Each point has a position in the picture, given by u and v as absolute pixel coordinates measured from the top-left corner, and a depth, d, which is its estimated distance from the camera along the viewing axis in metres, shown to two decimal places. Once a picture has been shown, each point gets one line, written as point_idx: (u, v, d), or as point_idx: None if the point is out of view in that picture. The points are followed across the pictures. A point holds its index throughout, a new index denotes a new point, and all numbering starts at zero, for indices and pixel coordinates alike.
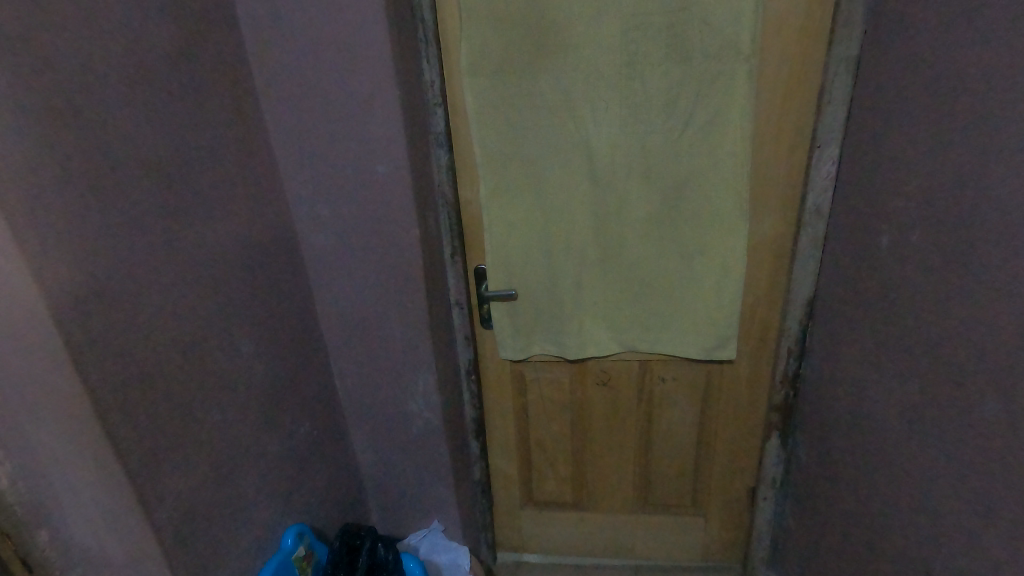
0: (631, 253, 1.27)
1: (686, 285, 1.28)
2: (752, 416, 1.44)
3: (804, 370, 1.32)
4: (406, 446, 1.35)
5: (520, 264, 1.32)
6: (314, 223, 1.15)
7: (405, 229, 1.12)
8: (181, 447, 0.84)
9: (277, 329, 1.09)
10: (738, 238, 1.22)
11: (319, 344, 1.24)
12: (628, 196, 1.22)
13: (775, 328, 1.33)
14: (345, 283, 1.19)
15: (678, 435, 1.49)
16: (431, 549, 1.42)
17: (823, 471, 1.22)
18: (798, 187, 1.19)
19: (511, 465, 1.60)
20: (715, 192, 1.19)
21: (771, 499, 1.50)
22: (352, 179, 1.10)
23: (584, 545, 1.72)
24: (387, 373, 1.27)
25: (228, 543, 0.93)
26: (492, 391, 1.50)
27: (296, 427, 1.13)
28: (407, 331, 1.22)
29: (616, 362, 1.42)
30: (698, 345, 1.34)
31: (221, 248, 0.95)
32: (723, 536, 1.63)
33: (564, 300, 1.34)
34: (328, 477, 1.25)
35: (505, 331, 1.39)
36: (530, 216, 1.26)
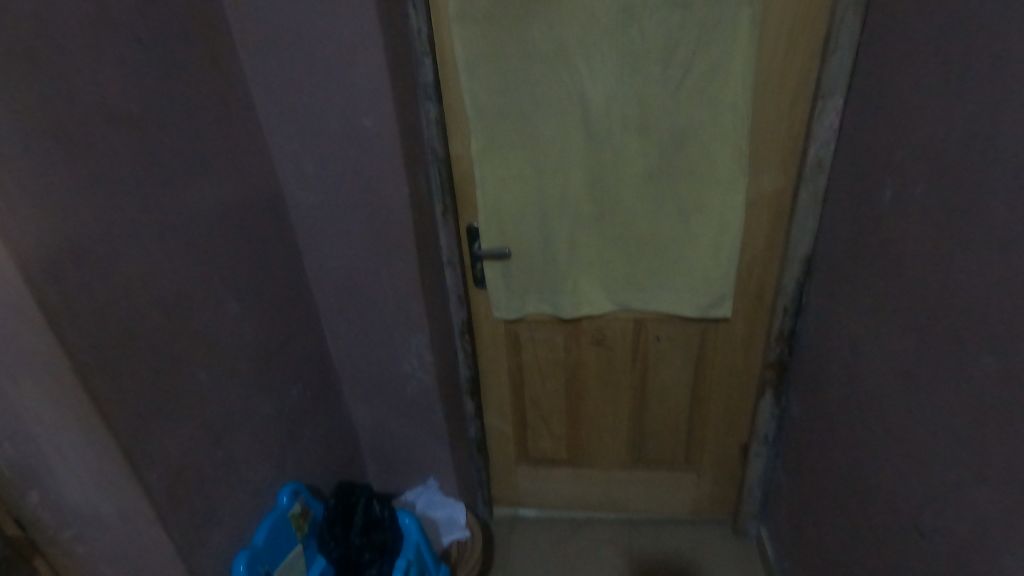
0: (627, 210, 1.24)
1: (682, 243, 1.26)
2: (746, 374, 1.44)
3: (800, 328, 1.31)
4: (400, 405, 1.36)
5: (513, 223, 1.29)
6: (300, 181, 1.12)
7: (394, 187, 1.09)
8: (168, 408, 0.83)
9: (266, 289, 1.07)
10: (737, 194, 1.19)
11: (310, 305, 1.23)
12: (624, 151, 1.18)
13: (772, 286, 1.31)
14: (334, 243, 1.17)
15: (672, 394, 1.50)
16: (428, 505, 1.45)
17: (816, 428, 1.23)
18: (800, 140, 1.15)
19: (506, 423, 1.62)
20: (713, 146, 1.15)
21: (764, 456, 1.52)
22: (338, 134, 1.06)
23: (579, 501, 1.76)
24: (379, 334, 1.26)
25: (223, 501, 0.95)
26: (486, 350, 1.50)
27: (289, 386, 1.13)
28: (399, 291, 1.20)
29: (611, 321, 1.41)
30: (694, 303, 1.32)
31: (203, 205, 0.92)
32: (715, 491, 1.66)
33: (558, 259, 1.32)
34: (323, 435, 1.26)
35: (499, 291, 1.38)
36: (523, 172, 1.23)
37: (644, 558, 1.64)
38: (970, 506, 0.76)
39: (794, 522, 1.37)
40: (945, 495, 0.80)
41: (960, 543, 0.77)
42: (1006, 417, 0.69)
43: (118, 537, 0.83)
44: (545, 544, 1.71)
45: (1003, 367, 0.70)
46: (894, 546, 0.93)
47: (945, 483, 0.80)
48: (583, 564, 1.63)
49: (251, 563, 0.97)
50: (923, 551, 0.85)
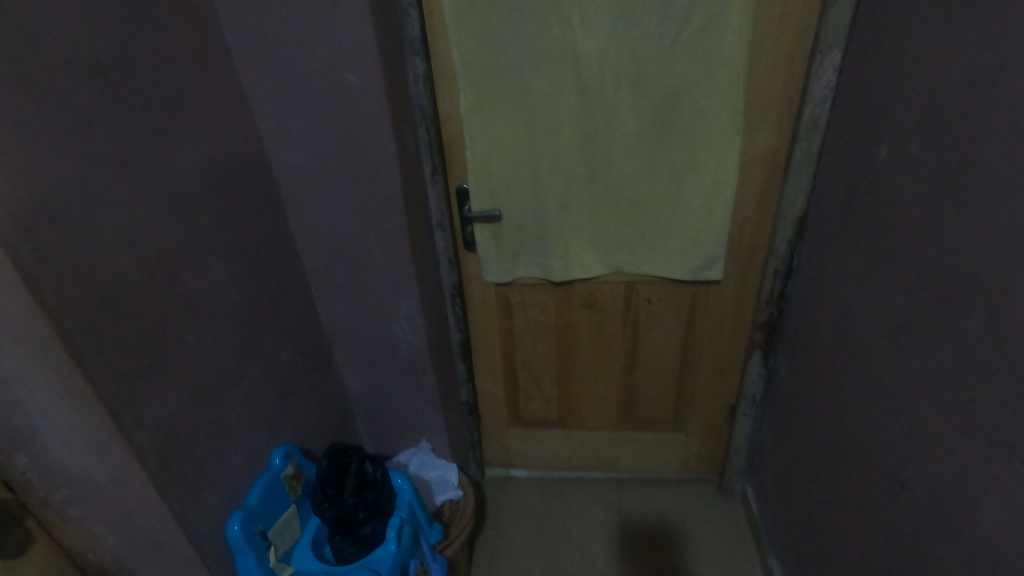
0: (619, 171, 1.22)
1: (674, 205, 1.24)
2: (735, 336, 1.45)
3: (790, 290, 1.32)
4: (391, 368, 1.36)
5: (503, 184, 1.27)
6: (283, 140, 1.08)
7: (381, 145, 1.06)
8: (155, 371, 0.82)
9: (251, 252, 1.05)
10: (731, 154, 1.17)
11: (297, 267, 1.21)
12: (617, 109, 1.15)
13: (764, 248, 1.31)
14: (321, 204, 1.15)
15: (662, 356, 1.51)
16: (421, 467, 1.45)
17: (804, 387, 1.25)
18: (795, 98, 1.13)
19: (497, 386, 1.63)
20: (708, 104, 1.12)
21: (751, 416, 1.54)
22: (322, 90, 1.02)
23: (569, 462, 1.79)
24: (369, 297, 1.25)
25: (214, 463, 0.95)
26: (477, 314, 1.50)
27: (278, 349, 1.12)
28: (388, 253, 1.18)
29: (602, 284, 1.41)
30: (685, 266, 1.32)
31: (183, 162, 0.89)
32: (702, 451, 1.70)
33: (549, 221, 1.30)
34: (314, 398, 1.26)
35: (490, 254, 1.37)
36: (513, 131, 1.20)
37: (633, 515, 1.68)
38: (953, 459, 0.77)
39: (779, 479, 1.41)
40: (928, 450, 0.82)
41: (941, 494, 0.79)
42: (994, 372, 0.70)
43: (110, 498, 0.83)
44: (535, 503, 1.75)
45: (993, 323, 0.70)
46: (876, 499, 0.96)
47: (929, 438, 0.82)
48: (573, 522, 1.67)
49: (244, 522, 0.97)
50: (904, 503, 0.87)
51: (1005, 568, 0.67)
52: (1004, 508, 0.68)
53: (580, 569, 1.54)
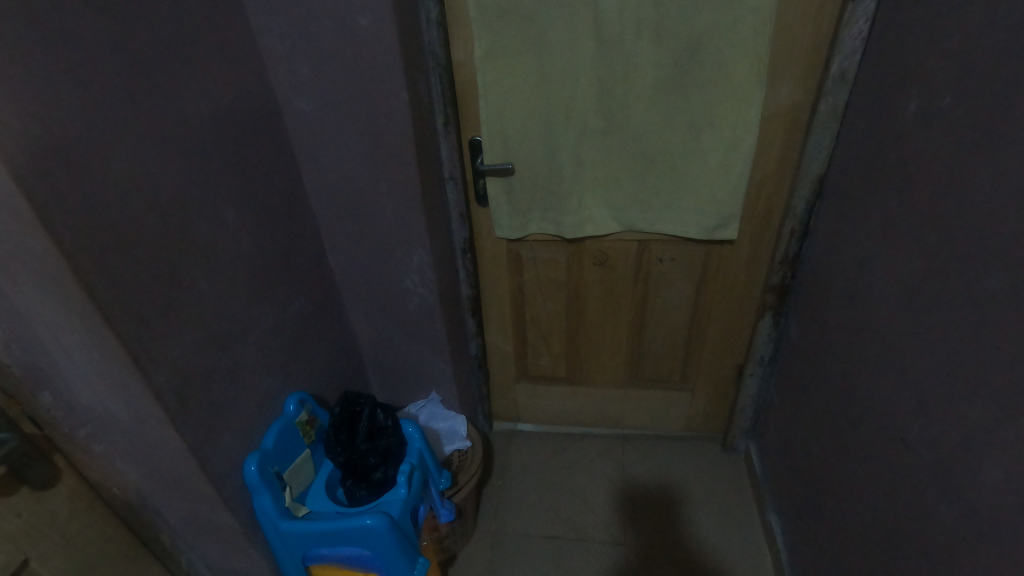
0: (636, 124, 1.19)
1: (691, 161, 1.22)
2: (746, 297, 1.44)
3: (805, 251, 1.29)
4: (402, 321, 1.38)
5: (517, 137, 1.25)
6: (294, 86, 1.06)
7: (393, 94, 1.04)
8: (172, 314, 0.84)
9: (263, 200, 1.05)
10: (752, 109, 1.13)
11: (309, 218, 1.21)
12: (636, 58, 1.11)
13: (781, 207, 1.28)
14: (333, 154, 1.14)
15: (671, 315, 1.51)
16: (431, 417, 1.48)
17: (815, 348, 1.25)
18: (823, 49, 1.08)
19: (507, 342, 1.65)
20: (731, 56, 1.08)
21: (758, 376, 1.54)
22: (333, 33, 0.99)
23: (576, 418, 1.82)
24: (381, 249, 1.26)
25: (231, 407, 0.97)
26: (488, 270, 1.50)
27: (291, 299, 1.14)
28: (399, 205, 1.18)
29: (614, 242, 1.40)
30: (699, 225, 1.30)
31: (195, 106, 0.88)
32: (708, 410, 1.72)
33: (563, 176, 1.28)
34: (327, 348, 1.28)
35: (502, 209, 1.36)
36: (528, 82, 1.17)
37: (636, 469, 1.72)
38: (959, 420, 0.78)
39: (784, 437, 1.43)
40: (935, 412, 0.83)
41: (944, 453, 0.80)
42: (1008, 333, 0.69)
43: (133, 435, 0.86)
44: (541, 455, 1.79)
45: (1012, 283, 0.69)
46: (879, 458, 0.97)
47: (937, 399, 0.82)
48: (578, 475, 1.72)
49: (261, 463, 1.00)
50: (907, 462, 0.89)
51: (1005, 524, 0.69)
52: (1007, 467, 0.69)
53: (584, 519, 1.59)
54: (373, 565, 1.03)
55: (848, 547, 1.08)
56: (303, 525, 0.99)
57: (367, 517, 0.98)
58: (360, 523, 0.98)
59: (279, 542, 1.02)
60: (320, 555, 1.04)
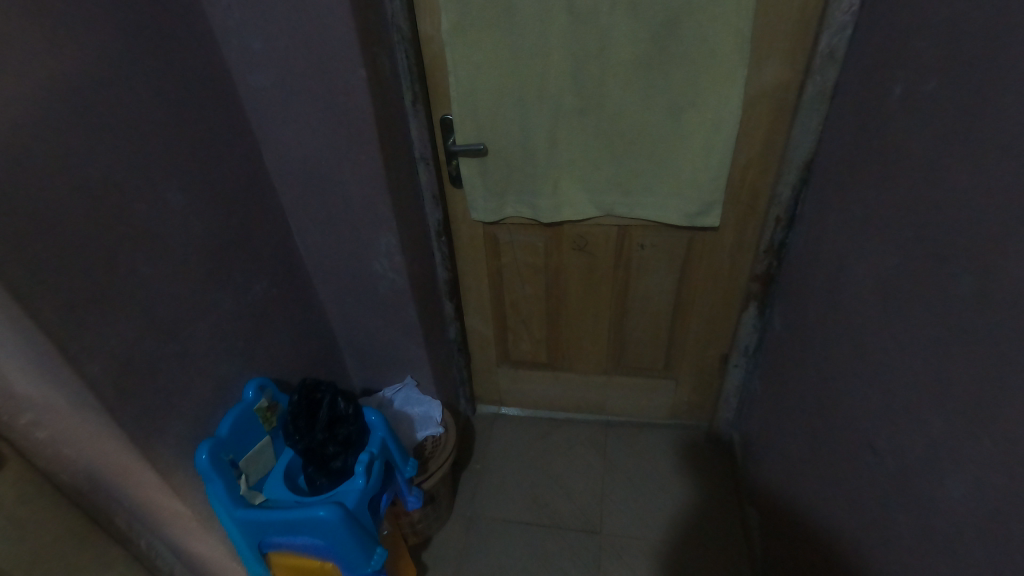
0: (612, 103, 1.13)
1: (670, 144, 1.16)
2: (731, 287, 1.38)
3: (791, 239, 1.23)
4: (374, 305, 1.35)
5: (489, 116, 1.19)
6: (249, 62, 1.01)
7: (351, 70, 0.99)
8: (109, 302, 0.81)
9: (218, 182, 1.02)
10: (736, 89, 1.06)
11: (273, 200, 1.18)
12: (611, 34, 1.05)
13: (766, 194, 1.20)
14: (293, 133, 1.09)
15: (654, 301, 1.46)
16: (405, 402, 1.46)
17: (797, 342, 1.22)
18: (813, 24, 0.99)
19: (487, 327, 1.62)
20: (712, 31, 1.01)
21: (742, 366, 1.49)
22: (283, 5, 0.94)
23: (559, 403, 1.79)
24: (348, 232, 1.22)
25: (180, 394, 0.95)
26: (466, 254, 1.46)
27: (251, 284, 1.12)
28: (364, 187, 1.14)
29: (593, 227, 1.35)
30: (679, 211, 1.24)
31: (137, 84, 0.84)
32: (692, 399, 1.67)
33: (537, 158, 1.23)
34: (294, 333, 1.27)
35: (476, 190, 1.31)
36: (498, 57, 1.11)
37: (618, 457, 1.70)
38: (924, 429, 0.75)
39: (767, 430, 1.39)
40: (906, 420, 0.79)
41: (915, 462, 0.76)
42: (985, 341, 0.64)
43: (76, 421, 0.85)
44: (523, 440, 1.77)
45: (987, 288, 0.64)
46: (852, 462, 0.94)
47: (905, 406, 0.79)
48: (559, 461, 1.70)
49: (214, 451, 0.98)
50: (885, 469, 0.85)
51: (967, 542, 0.65)
52: (970, 484, 0.65)
53: (561, 506, 1.58)
54: (329, 555, 1.02)
55: (823, 547, 1.06)
56: (257, 514, 0.98)
57: (320, 509, 0.97)
58: (313, 514, 0.97)
59: (234, 529, 1.01)
60: (276, 543, 1.03)
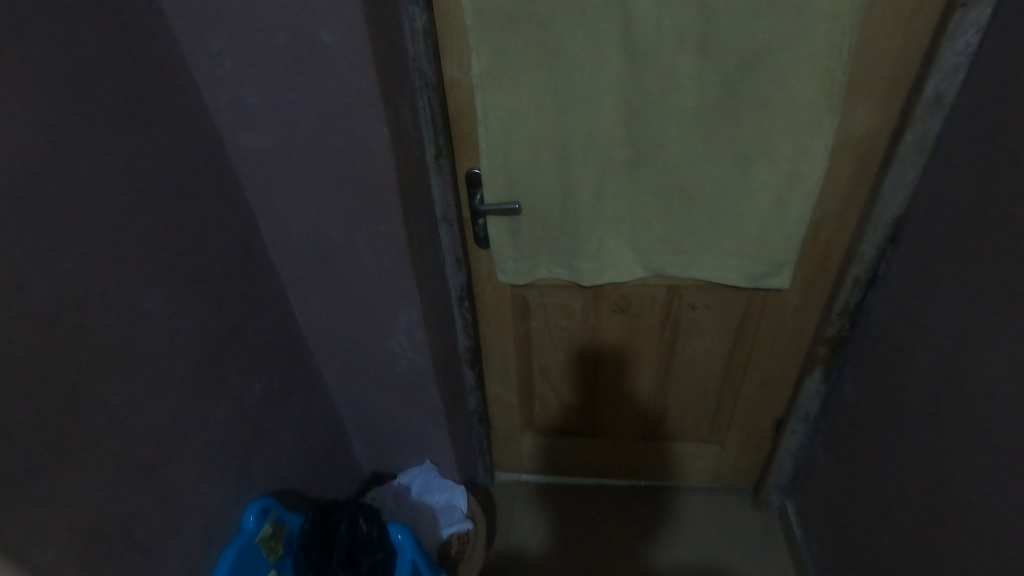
0: (671, 155, 0.97)
1: (736, 199, 1.00)
2: (792, 348, 1.24)
3: (869, 301, 1.08)
4: (388, 386, 1.16)
5: (525, 170, 1.02)
6: (240, 118, 0.82)
7: (370, 129, 0.81)
8: (61, 452, 0.63)
9: (202, 268, 0.83)
10: (820, 139, 0.92)
11: (269, 276, 0.98)
12: (675, 78, 0.89)
13: (842, 251, 1.06)
14: (296, 201, 0.90)
15: (702, 363, 1.31)
16: (425, 489, 1.28)
17: (880, 419, 1.06)
18: (913, 65, 0.85)
19: (510, 393, 1.43)
20: (797, 74, 0.86)
21: (801, 432, 1.33)
22: (287, 52, 0.75)
23: (589, 469, 1.61)
24: (361, 308, 1.04)
25: (158, 540, 0.77)
26: (490, 318, 1.28)
27: (242, 383, 0.93)
28: (382, 259, 0.96)
29: (638, 287, 1.19)
30: (741, 271, 1.09)
31: (89, 162, 0.66)
32: (738, 463, 1.51)
33: (580, 216, 1.06)
34: (293, 429, 1.07)
35: (505, 251, 1.14)
36: (538, 103, 0.94)
37: (658, 530, 1.53)
38: None
39: (836, 508, 1.23)
40: None
41: None
42: None
43: None
44: (551, 513, 1.58)
45: None
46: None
47: None
48: (592, 538, 1.51)
49: None
50: None
51: None
52: None
53: None
54: None
55: None
56: None
57: None
58: None
59: None
60: None
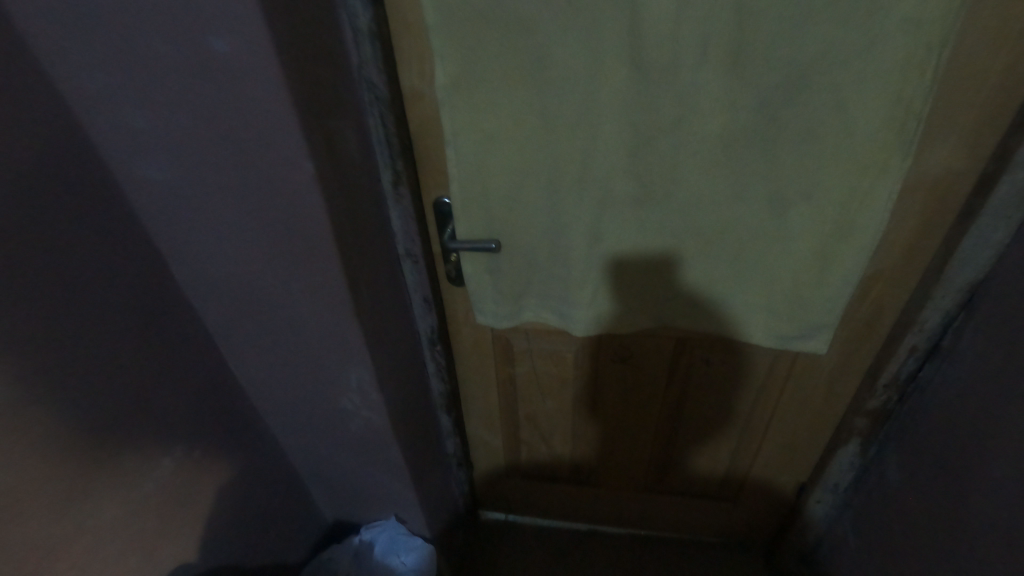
0: (687, 193, 0.77)
1: (767, 248, 0.80)
2: (824, 413, 1.04)
3: (925, 375, 0.88)
4: (343, 442, 1.00)
5: (505, 204, 0.83)
6: (128, 144, 0.64)
7: (289, 165, 0.63)
8: None
9: (82, 337, 0.66)
10: (884, 184, 0.70)
11: (190, 325, 0.82)
12: (696, 101, 0.68)
13: (897, 313, 0.85)
14: (212, 245, 0.72)
15: (715, 420, 1.12)
16: (389, 548, 1.12)
17: (926, 518, 0.87)
18: (1019, 93, 0.64)
19: (495, 436, 1.26)
20: (857, 100, 0.65)
21: (827, 503, 1.15)
22: (172, 63, 0.56)
23: (583, 515, 1.44)
24: (303, 363, 0.87)
25: None
26: (469, 360, 1.11)
27: (142, 465, 0.77)
28: (321, 313, 0.78)
29: (643, 337, 1.00)
30: (768, 331, 0.89)
31: None
32: (752, 523, 1.33)
33: (572, 258, 0.87)
34: (222, 495, 0.92)
35: (484, 291, 0.95)
36: (521, 125, 0.74)
37: None
38: None
39: None
40: None
41: None
42: None
43: None
44: (537, 561, 1.42)
45: None
46: None
47: None
48: None
49: None
50: None
51: None
52: None
53: None
54: None
55: None
56: None
57: None
58: None
59: None
60: None
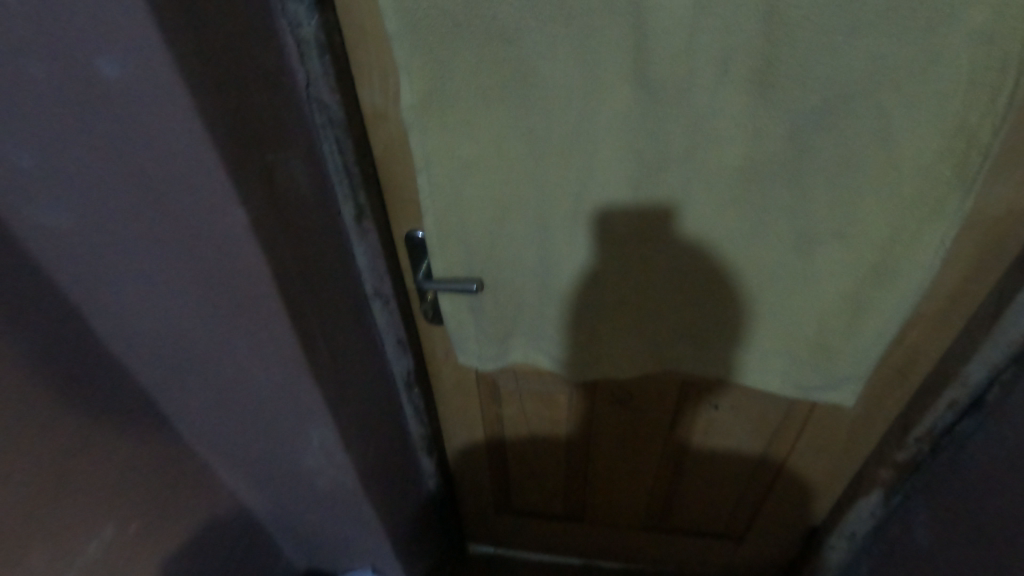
0: (698, 231, 0.66)
1: (791, 292, 0.69)
2: (843, 460, 0.94)
3: (960, 431, 0.79)
4: (309, 497, 0.89)
5: (489, 239, 0.71)
6: (15, 187, 0.51)
7: (217, 212, 0.51)
8: None
9: None
10: (933, 225, 0.59)
11: (120, 386, 0.70)
12: (713, 128, 0.57)
13: (933, 361, 0.75)
14: (138, 300, 0.60)
15: (722, 463, 1.02)
16: None
17: None
18: None
19: (481, 474, 1.16)
20: (906, 130, 0.54)
21: (842, 550, 1.06)
22: (54, 91, 0.44)
23: (577, 551, 1.35)
24: (256, 422, 0.75)
25: None
26: (451, 399, 1.00)
27: (63, 557, 0.65)
28: (272, 371, 0.67)
29: (644, 378, 0.90)
30: (786, 379, 0.79)
31: None
32: (758, 563, 1.24)
33: (566, 299, 0.76)
34: (169, 566, 0.81)
35: (466, 332, 0.84)
36: (504, 152, 0.63)
37: None
38: None
39: None
40: None
41: None
42: None
43: None
44: None
45: None
46: None
47: None
48: None
49: None
50: None
51: None
52: None
53: None
54: None
55: None
56: None
57: None
58: None
59: None
60: None
